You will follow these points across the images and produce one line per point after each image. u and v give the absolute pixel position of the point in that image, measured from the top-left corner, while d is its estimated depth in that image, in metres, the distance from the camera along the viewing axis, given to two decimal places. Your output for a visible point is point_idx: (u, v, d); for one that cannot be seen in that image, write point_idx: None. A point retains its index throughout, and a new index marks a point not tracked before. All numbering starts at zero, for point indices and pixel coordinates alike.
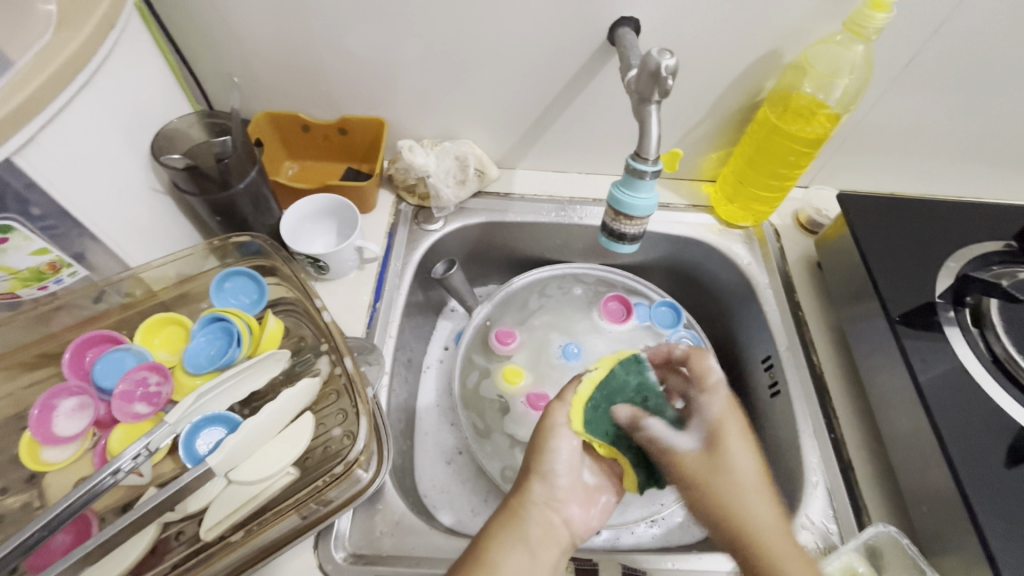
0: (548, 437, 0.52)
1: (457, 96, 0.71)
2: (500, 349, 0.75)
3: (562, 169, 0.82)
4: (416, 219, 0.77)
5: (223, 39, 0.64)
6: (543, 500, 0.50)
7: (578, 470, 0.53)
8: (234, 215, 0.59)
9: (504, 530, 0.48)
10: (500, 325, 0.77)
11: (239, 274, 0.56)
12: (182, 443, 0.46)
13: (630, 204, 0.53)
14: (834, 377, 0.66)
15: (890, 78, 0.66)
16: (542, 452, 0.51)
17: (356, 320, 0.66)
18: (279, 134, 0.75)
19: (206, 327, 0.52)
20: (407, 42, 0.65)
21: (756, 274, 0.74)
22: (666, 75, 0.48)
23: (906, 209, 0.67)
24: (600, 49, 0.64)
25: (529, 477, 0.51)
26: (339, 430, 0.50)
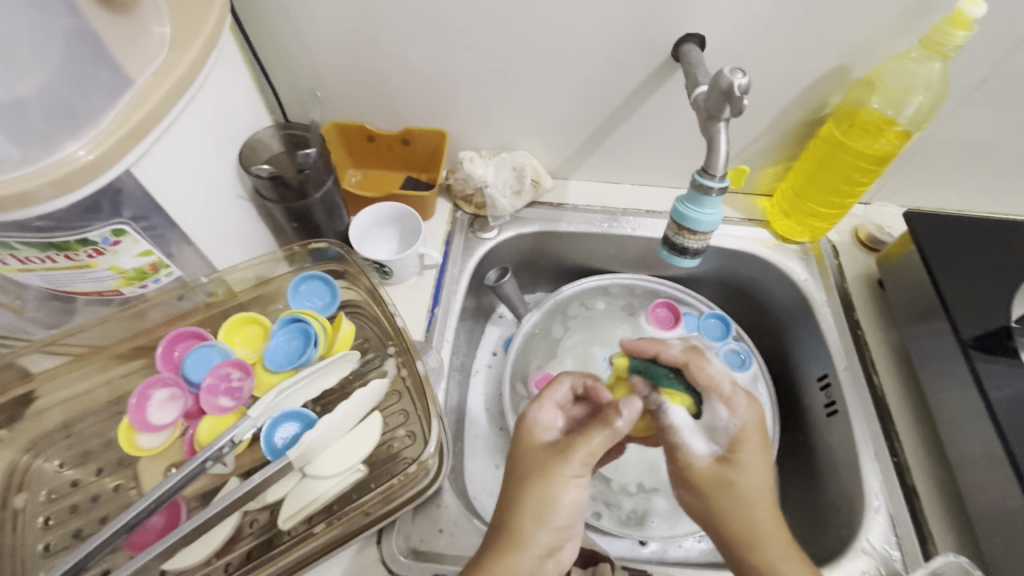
0: (558, 488, 0.46)
1: (517, 108, 0.73)
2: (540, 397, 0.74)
3: (616, 180, 0.83)
4: (472, 227, 0.78)
5: (300, 56, 0.68)
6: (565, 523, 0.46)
7: (582, 521, 0.48)
8: (309, 222, 0.62)
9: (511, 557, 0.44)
10: (533, 374, 0.76)
11: (313, 277, 0.59)
12: (263, 437, 0.48)
13: (695, 219, 0.53)
14: (896, 399, 0.64)
15: (966, 94, 0.64)
16: (550, 505, 0.46)
17: (415, 324, 0.68)
18: (344, 143, 0.78)
19: (284, 326, 0.54)
20: (473, 56, 0.67)
21: (813, 291, 0.73)
22: (739, 94, 0.48)
23: (980, 228, 0.65)
24: (663, 64, 0.65)
25: (524, 523, 0.46)
26: (402, 430, 0.53)
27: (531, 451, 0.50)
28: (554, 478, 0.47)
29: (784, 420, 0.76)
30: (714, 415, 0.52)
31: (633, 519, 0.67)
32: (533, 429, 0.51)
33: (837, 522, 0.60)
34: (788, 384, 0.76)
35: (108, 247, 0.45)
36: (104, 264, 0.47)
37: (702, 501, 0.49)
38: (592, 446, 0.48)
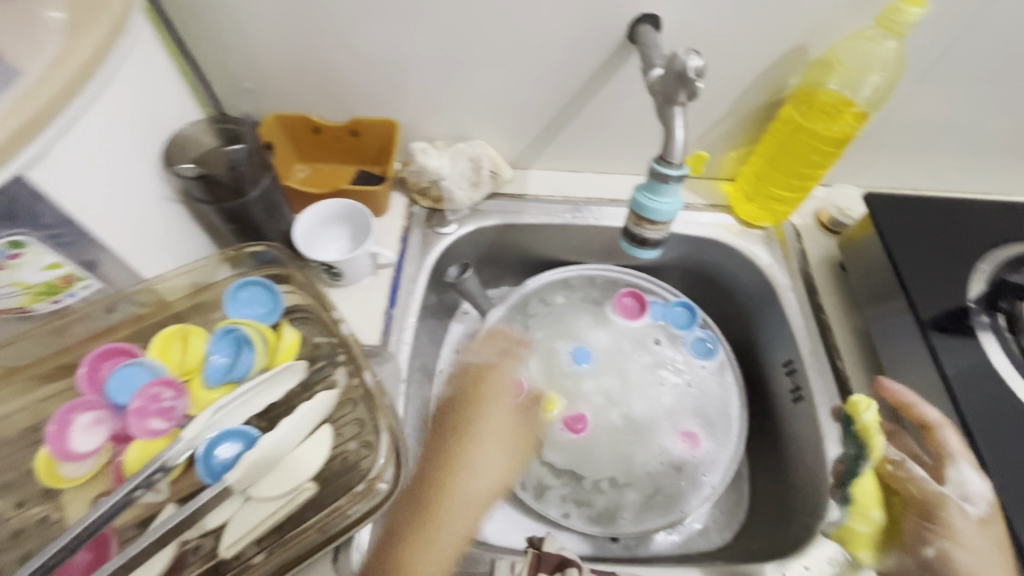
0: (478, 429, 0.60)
1: (471, 95, 0.70)
2: None
3: (577, 169, 0.80)
4: (429, 223, 0.74)
5: (234, 43, 0.64)
6: (496, 453, 0.60)
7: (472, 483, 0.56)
8: (247, 222, 0.58)
9: (466, 460, 0.58)
10: None
11: (252, 283, 0.54)
12: (199, 460, 0.44)
13: (653, 209, 0.51)
14: (860, 382, 0.64)
15: (921, 71, 0.63)
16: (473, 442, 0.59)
17: (370, 327, 0.64)
18: (289, 136, 0.73)
19: (220, 339, 0.50)
20: (420, 39, 0.63)
21: (777, 275, 0.72)
22: (693, 77, 0.46)
23: (935, 208, 0.65)
24: (619, 47, 0.63)
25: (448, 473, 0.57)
26: (356, 442, 0.50)
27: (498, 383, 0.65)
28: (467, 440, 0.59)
29: (753, 407, 0.75)
30: (963, 476, 0.48)
31: (599, 518, 0.67)
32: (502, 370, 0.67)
33: (804, 510, 0.60)
34: (755, 371, 0.76)
35: (6, 261, 0.41)
36: (5, 280, 0.42)
37: (955, 531, 0.46)
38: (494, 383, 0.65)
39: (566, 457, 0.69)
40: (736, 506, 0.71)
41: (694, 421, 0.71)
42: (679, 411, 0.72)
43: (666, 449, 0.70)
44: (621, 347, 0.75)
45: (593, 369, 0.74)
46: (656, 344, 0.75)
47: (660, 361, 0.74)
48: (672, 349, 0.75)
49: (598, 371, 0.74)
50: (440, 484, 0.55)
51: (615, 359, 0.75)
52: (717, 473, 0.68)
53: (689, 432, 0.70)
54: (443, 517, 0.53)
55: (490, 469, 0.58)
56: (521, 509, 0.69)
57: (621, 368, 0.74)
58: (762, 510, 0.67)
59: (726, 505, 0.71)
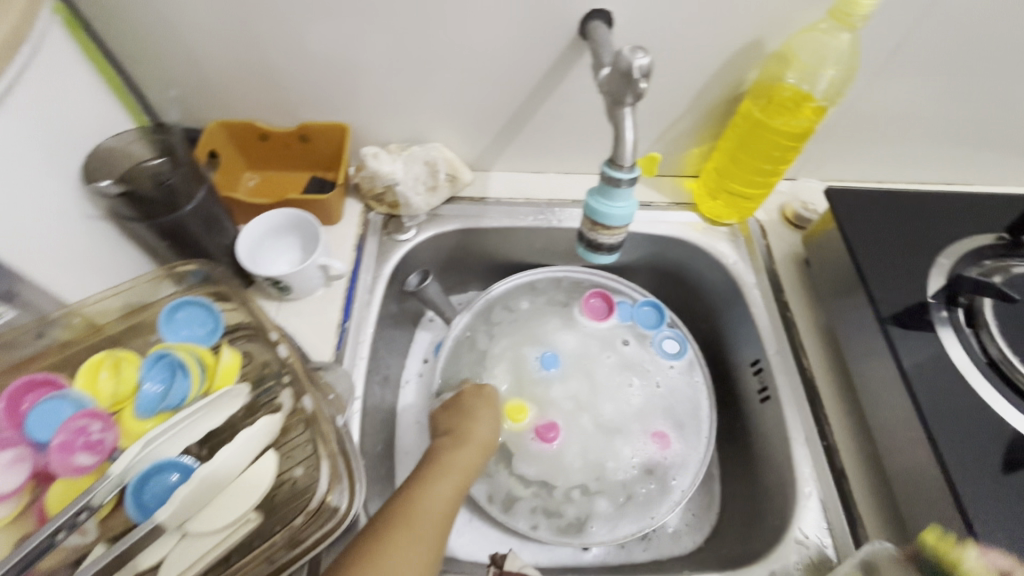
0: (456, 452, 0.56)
1: (424, 96, 0.67)
2: None
3: (540, 169, 0.78)
4: (386, 229, 0.72)
5: (168, 47, 0.60)
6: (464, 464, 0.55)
7: (445, 506, 0.50)
8: (185, 238, 0.55)
9: (441, 476, 0.53)
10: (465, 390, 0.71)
11: (190, 303, 0.52)
12: (129, 496, 0.41)
13: (607, 214, 0.50)
14: (825, 380, 0.63)
15: (877, 63, 0.62)
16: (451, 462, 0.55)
17: (323, 342, 0.62)
18: (235, 143, 0.70)
19: (153, 365, 0.47)
20: (365, 39, 0.61)
21: (742, 273, 0.71)
22: (639, 76, 0.44)
23: (894, 202, 0.64)
24: (573, 43, 0.61)
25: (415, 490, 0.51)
26: (302, 468, 0.48)
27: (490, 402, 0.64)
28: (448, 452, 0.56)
29: (722, 407, 0.74)
30: None
31: (563, 530, 0.64)
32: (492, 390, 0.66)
33: (772, 512, 0.59)
34: (724, 370, 0.75)
35: None
36: None
37: None
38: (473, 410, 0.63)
39: (536, 467, 0.67)
40: (707, 508, 0.70)
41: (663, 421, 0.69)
42: (648, 412, 0.70)
43: (638, 451, 0.68)
44: (589, 351, 0.74)
45: (561, 375, 0.72)
46: (624, 345, 0.74)
47: (627, 364, 0.73)
48: (640, 349, 0.74)
49: (566, 376, 0.72)
50: (409, 497, 0.50)
51: (582, 362, 0.73)
52: (686, 474, 0.67)
53: (660, 433, 0.69)
54: (417, 514, 0.48)
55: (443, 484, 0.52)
56: (489, 522, 0.66)
57: (588, 370, 0.73)
58: (732, 512, 0.66)
59: (697, 508, 0.70)
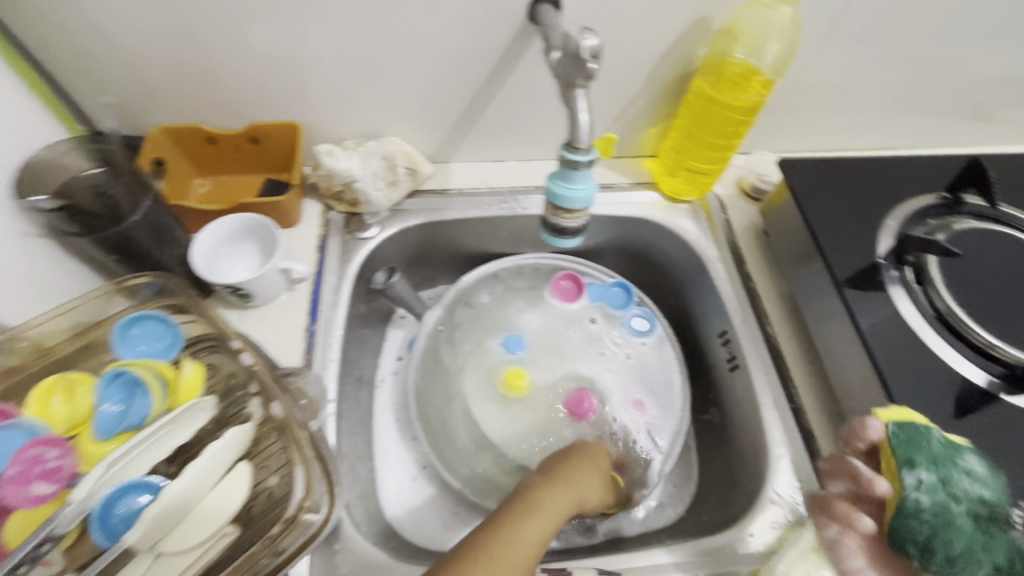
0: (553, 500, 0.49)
1: (377, 90, 0.66)
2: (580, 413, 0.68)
3: (500, 158, 0.78)
4: (348, 228, 0.71)
5: (99, 51, 0.58)
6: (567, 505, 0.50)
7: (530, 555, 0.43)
8: (134, 251, 0.52)
9: (531, 520, 0.46)
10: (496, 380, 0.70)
11: (145, 317, 0.50)
12: (93, 523, 0.39)
13: (568, 197, 0.50)
14: (789, 345, 0.65)
15: (818, 34, 0.64)
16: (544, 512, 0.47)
17: (291, 348, 0.60)
18: (181, 149, 0.67)
19: (108, 386, 0.45)
20: (313, 33, 0.59)
21: (705, 248, 0.73)
22: (587, 57, 0.45)
23: (842, 169, 0.67)
24: (523, 28, 0.61)
25: (502, 530, 0.44)
26: (277, 477, 0.46)
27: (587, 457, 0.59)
28: (547, 495, 0.49)
29: (694, 380, 0.76)
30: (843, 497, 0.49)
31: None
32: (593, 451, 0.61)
33: (747, 476, 0.61)
34: (694, 344, 0.76)
35: None
36: None
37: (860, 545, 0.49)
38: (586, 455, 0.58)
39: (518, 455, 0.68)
40: (686, 478, 0.71)
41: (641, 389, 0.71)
42: (622, 381, 0.71)
43: (619, 420, 0.69)
44: (554, 328, 0.74)
45: (528, 354, 0.72)
46: (591, 323, 0.75)
47: (594, 338, 0.74)
48: (611, 329, 0.74)
49: (534, 354, 0.72)
50: (499, 536, 0.43)
51: (547, 337, 0.73)
52: (665, 442, 0.68)
53: (637, 400, 0.70)
54: (517, 541, 0.43)
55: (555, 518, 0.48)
56: (474, 514, 0.66)
57: (556, 346, 0.73)
58: (710, 481, 0.68)
59: (677, 479, 0.71)
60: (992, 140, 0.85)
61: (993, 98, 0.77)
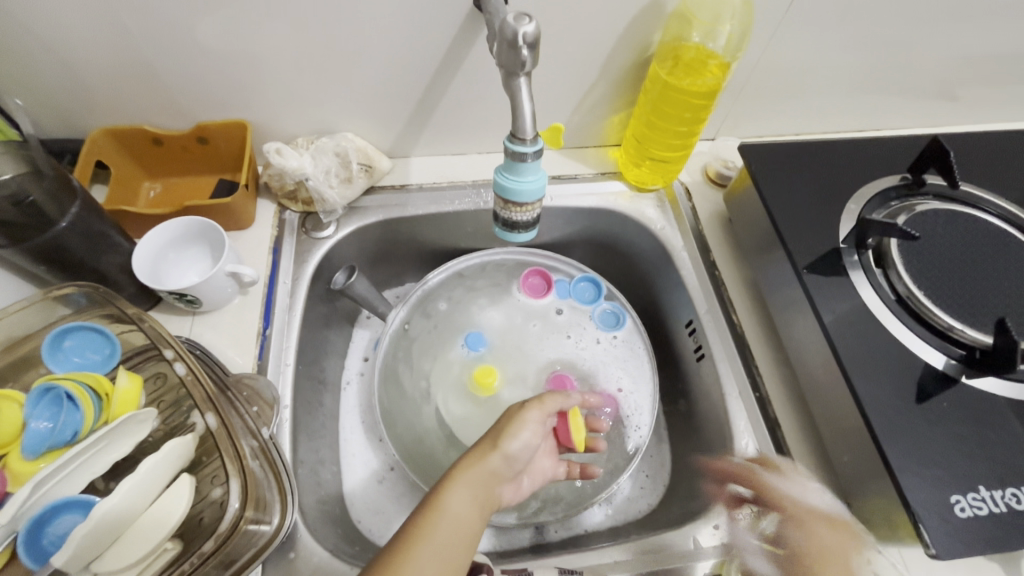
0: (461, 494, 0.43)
1: (326, 84, 0.64)
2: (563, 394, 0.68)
3: (461, 151, 0.76)
4: (304, 227, 0.69)
5: (28, 51, 0.55)
6: (485, 476, 0.45)
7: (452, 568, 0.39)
8: (65, 259, 0.50)
9: (438, 528, 0.40)
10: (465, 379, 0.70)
11: (77, 328, 0.48)
12: (23, 544, 0.38)
13: (516, 190, 0.49)
14: (755, 333, 0.64)
15: (775, 15, 0.63)
16: (452, 512, 0.42)
17: (243, 353, 0.59)
18: (126, 152, 0.65)
19: (36, 403, 0.42)
20: (252, 28, 0.57)
21: (670, 237, 0.72)
22: (524, 44, 0.43)
23: (804, 153, 0.66)
24: (471, 16, 0.59)
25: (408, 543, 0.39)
26: (219, 490, 0.44)
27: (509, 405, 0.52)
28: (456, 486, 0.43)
29: (665, 370, 0.75)
30: None
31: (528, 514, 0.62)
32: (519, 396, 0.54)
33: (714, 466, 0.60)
34: (663, 334, 0.75)
35: None
36: None
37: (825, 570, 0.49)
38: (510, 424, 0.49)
39: None
40: (659, 468, 0.70)
41: (610, 376, 0.70)
42: (588, 370, 0.71)
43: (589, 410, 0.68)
44: (515, 323, 0.74)
45: (489, 352, 0.72)
46: (557, 315, 0.74)
47: (557, 330, 0.73)
48: (578, 321, 0.74)
49: (495, 352, 0.72)
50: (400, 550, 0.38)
51: (510, 334, 0.73)
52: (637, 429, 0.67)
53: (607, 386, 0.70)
54: (421, 556, 0.38)
55: (467, 502, 0.42)
56: None
57: (517, 342, 0.72)
58: (679, 472, 0.67)
59: (650, 469, 0.70)
60: (958, 118, 0.84)
61: (959, 76, 0.76)
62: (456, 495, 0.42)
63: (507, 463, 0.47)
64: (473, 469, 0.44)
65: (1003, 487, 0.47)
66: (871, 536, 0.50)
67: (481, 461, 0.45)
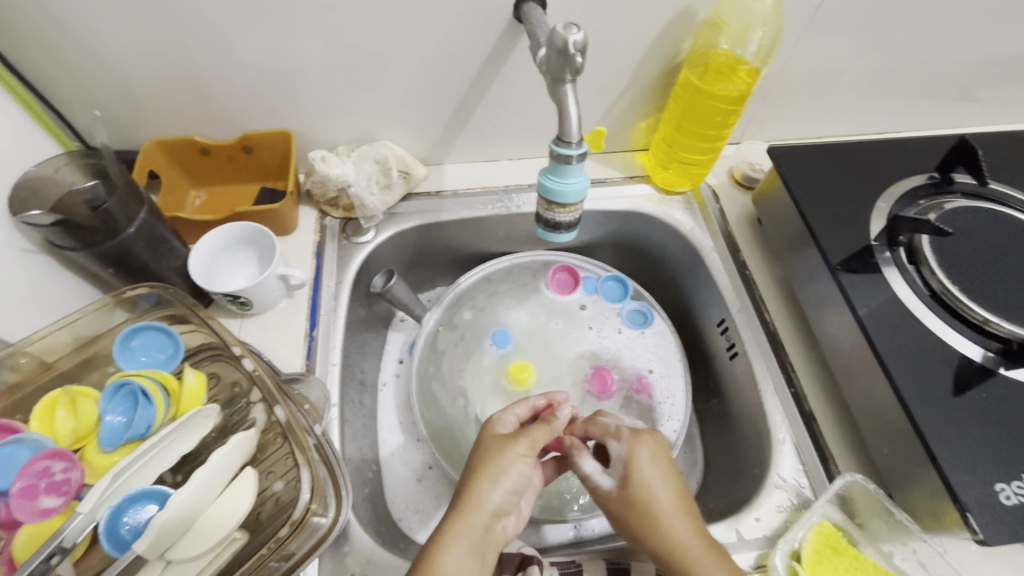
0: (455, 547, 0.45)
1: (368, 95, 0.67)
2: (602, 393, 0.69)
3: (493, 158, 0.79)
4: (344, 233, 0.71)
5: (91, 68, 0.58)
6: (481, 528, 0.47)
7: None
8: (130, 264, 0.53)
9: None
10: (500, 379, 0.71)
11: (145, 328, 0.50)
12: (103, 532, 0.40)
13: (561, 192, 0.51)
14: (787, 330, 0.65)
15: (801, 23, 0.65)
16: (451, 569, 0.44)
17: (292, 354, 0.61)
18: (176, 162, 0.68)
19: (112, 398, 0.45)
20: (301, 42, 0.60)
21: (700, 238, 0.73)
22: (574, 52, 0.45)
23: (831, 153, 0.67)
24: (509, 27, 0.61)
25: None
26: (282, 483, 0.46)
27: (490, 439, 0.52)
28: (448, 543, 0.45)
29: (696, 369, 0.76)
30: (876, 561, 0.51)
31: (588, 508, 0.64)
32: (495, 425, 0.54)
33: (751, 462, 0.61)
34: (693, 334, 0.77)
35: None
36: None
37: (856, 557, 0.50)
38: (485, 464, 0.50)
39: None
40: (692, 466, 0.71)
41: (648, 369, 0.71)
42: (617, 363, 0.72)
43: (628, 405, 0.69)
44: (540, 321, 0.74)
45: (515, 350, 0.72)
46: (580, 309, 0.75)
47: (579, 324, 0.74)
48: (610, 320, 0.74)
49: (521, 350, 0.72)
50: None
51: (536, 334, 0.73)
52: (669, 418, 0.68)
53: (642, 379, 0.71)
54: None
55: (464, 556, 0.45)
56: None
57: (543, 340, 0.73)
58: (715, 469, 0.68)
59: (683, 467, 0.71)
60: (977, 120, 0.86)
61: (978, 78, 0.78)
62: (451, 553, 0.44)
63: (505, 502, 0.49)
64: (460, 523, 0.46)
65: None
66: (916, 526, 0.51)
67: (467, 512, 0.47)
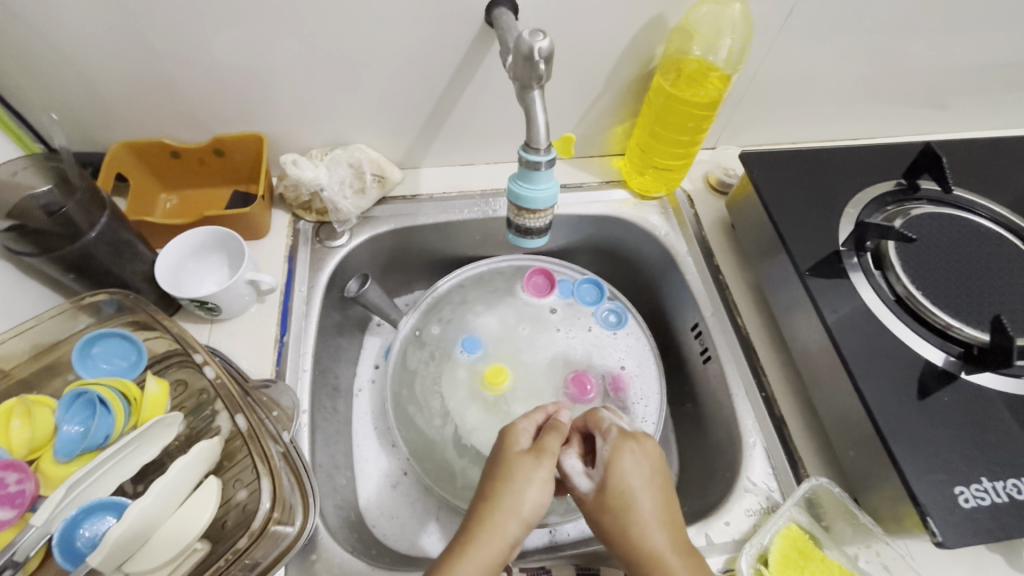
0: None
1: (341, 99, 0.66)
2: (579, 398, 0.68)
3: (470, 162, 0.78)
4: (318, 237, 0.70)
5: (55, 70, 0.57)
6: (500, 555, 0.43)
7: None
8: (93, 269, 0.52)
9: None
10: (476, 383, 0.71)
11: (107, 335, 0.49)
12: (58, 545, 0.39)
13: (530, 198, 0.51)
14: (759, 334, 0.66)
15: (771, 30, 0.66)
16: None
17: (262, 359, 0.60)
18: (145, 164, 0.67)
19: (70, 407, 0.44)
20: (272, 46, 0.59)
21: (674, 242, 0.74)
22: (539, 58, 0.45)
23: (801, 159, 0.68)
24: (482, 32, 0.61)
25: None
26: (245, 492, 0.45)
27: (510, 455, 0.48)
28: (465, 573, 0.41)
29: (670, 373, 0.77)
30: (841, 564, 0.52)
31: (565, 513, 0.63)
32: (515, 435, 0.50)
33: (722, 465, 0.62)
34: (669, 338, 0.77)
35: None
36: None
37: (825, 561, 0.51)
38: (506, 483, 0.46)
39: None
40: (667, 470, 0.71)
41: (622, 370, 0.71)
42: (590, 366, 0.72)
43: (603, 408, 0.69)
44: (509, 325, 0.74)
45: (486, 354, 0.72)
46: (552, 313, 0.75)
47: (548, 326, 0.74)
48: (585, 323, 0.75)
49: (489, 355, 0.72)
50: None
51: (505, 337, 0.73)
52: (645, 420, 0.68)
53: (615, 381, 0.71)
54: None
55: None
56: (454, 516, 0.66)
57: (511, 343, 0.73)
58: (688, 472, 0.68)
59: None
60: (946, 126, 0.88)
61: (947, 85, 0.80)
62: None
63: (524, 529, 0.45)
64: (479, 552, 0.42)
65: (1004, 479, 0.48)
66: (879, 529, 0.51)
67: (487, 539, 0.43)
